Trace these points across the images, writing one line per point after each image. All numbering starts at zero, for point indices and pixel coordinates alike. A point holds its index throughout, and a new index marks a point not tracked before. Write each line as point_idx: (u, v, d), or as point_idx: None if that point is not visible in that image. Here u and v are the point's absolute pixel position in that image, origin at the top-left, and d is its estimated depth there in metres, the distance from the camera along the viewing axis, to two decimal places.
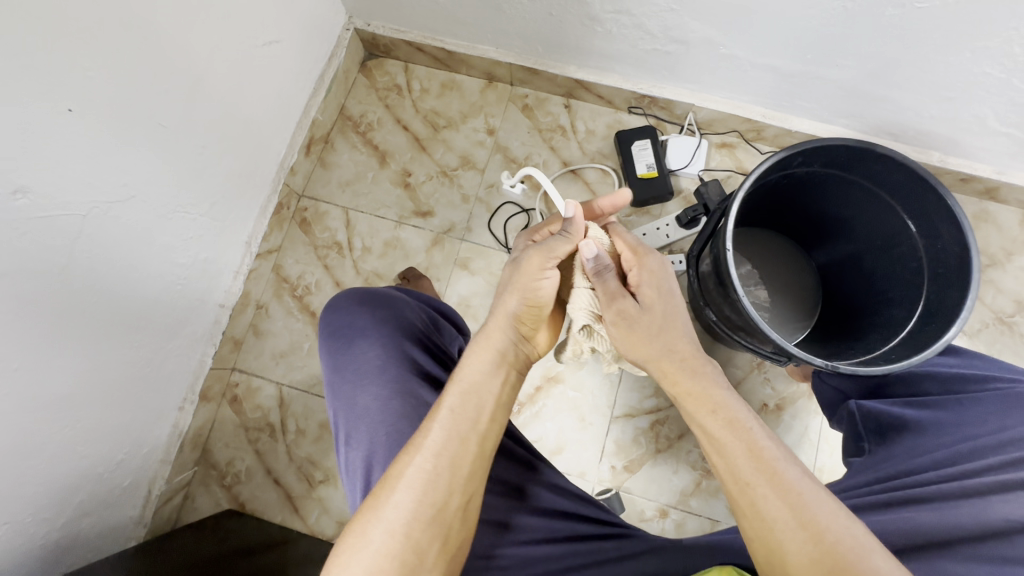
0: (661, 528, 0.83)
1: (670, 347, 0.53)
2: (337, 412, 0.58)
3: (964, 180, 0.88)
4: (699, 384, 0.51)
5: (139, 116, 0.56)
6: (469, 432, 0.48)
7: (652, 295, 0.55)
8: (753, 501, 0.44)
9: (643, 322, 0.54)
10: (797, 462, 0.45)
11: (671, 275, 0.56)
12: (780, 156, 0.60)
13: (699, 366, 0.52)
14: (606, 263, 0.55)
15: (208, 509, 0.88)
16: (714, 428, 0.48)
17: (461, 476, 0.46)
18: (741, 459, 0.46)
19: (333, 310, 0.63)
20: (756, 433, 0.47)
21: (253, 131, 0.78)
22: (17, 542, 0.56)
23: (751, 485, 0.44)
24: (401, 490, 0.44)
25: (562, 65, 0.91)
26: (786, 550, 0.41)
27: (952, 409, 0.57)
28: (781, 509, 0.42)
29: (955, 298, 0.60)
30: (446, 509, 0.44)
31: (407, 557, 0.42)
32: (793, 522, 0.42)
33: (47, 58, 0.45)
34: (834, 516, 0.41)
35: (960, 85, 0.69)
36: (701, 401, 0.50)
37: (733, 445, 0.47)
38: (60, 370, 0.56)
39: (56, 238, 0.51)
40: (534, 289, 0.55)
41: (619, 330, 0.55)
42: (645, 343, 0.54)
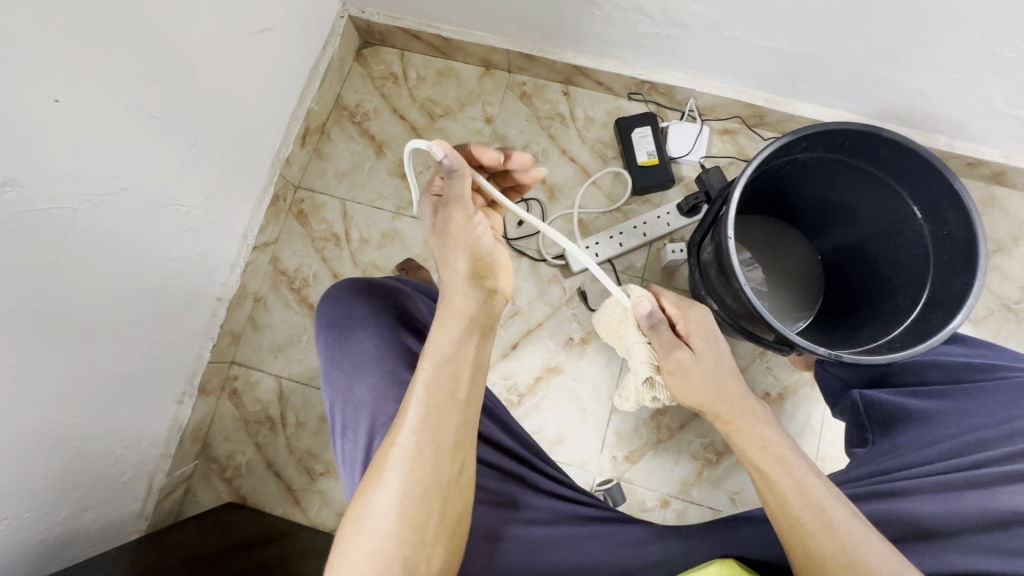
0: (663, 518, 0.82)
1: (722, 396, 0.53)
2: (333, 403, 0.57)
3: (971, 165, 0.86)
4: (748, 423, 0.52)
5: (129, 106, 0.55)
6: (450, 406, 0.46)
7: (702, 344, 0.55)
8: (802, 538, 0.45)
9: (695, 372, 0.54)
10: (846, 503, 0.46)
11: (719, 328, 0.57)
12: (783, 141, 0.59)
13: (750, 405, 0.53)
14: (659, 316, 0.55)
15: (209, 502, 0.88)
16: (759, 461, 0.50)
17: (446, 449, 0.45)
18: (790, 494, 0.47)
19: (327, 301, 0.62)
20: (805, 471, 0.48)
21: (246, 122, 0.77)
22: (17, 537, 0.56)
23: (805, 525, 0.45)
24: (389, 471, 0.43)
25: (561, 51, 0.90)
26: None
27: (958, 398, 0.57)
28: (830, 546, 0.43)
29: (962, 285, 0.59)
30: (437, 483, 0.44)
31: (409, 536, 0.42)
32: (844, 561, 0.43)
33: (33, 47, 0.44)
34: (885, 557, 0.43)
35: (969, 67, 0.67)
36: (749, 439, 0.51)
37: (782, 481, 0.48)
38: (55, 366, 0.55)
39: (47, 232, 0.50)
40: (473, 241, 0.49)
41: (674, 382, 0.55)
42: (701, 391, 0.53)
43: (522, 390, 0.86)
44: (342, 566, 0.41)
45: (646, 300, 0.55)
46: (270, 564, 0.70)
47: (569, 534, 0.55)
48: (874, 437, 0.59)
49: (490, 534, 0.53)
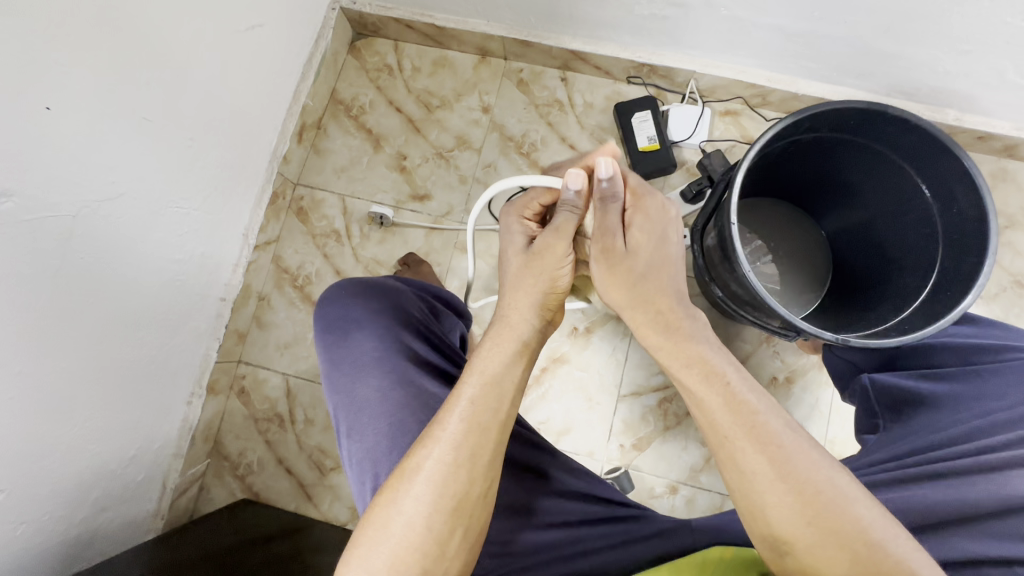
0: (672, 505, 0.83)
1: (643, 297, 0.51)
2: (337, 404, 0.57)
3: (982, 138, 0.84)
4: (672, 337, 0.49)
5: (120, 111, 0.55)
6: (490, 422, 0.46)
7: (642, 238, 0.52)
8: (731, 453, 0.43)
9: (626, 264, 0.51)
10: (780, 415, 0.44)
11: (668, 222, 0.53)
12: (786, 123, 0.57)
13: (681, 317, 0.50)
14: (616, 189, 0.50)
15: (223, 499, 0.90)
16: (687, 377, 0.47)
17: (480, 467, 0.45)
18: (720, 412, 0.44)
19: (326, 303, 0.63)
20: (735, 383, 0.46)
21: (242, 120, 0.76)
22: (35, 541, 0.57)
23: (731, 439, 0.43)
24: (419, 484, 0.44)
25: (557, 35, 0.88)
26: (765, 499, 0.42)
27: (970, 381, 0.56)
28: (758, 459, 0.42)
29: (972, 264, 0.58)
30: (465, 498, 0.44)
31: (429, 549, 0.42)
32: (774, 474, 0.41)
33: (21, 55, 0.43)
34: (816, 467, 0.41)
35: (977, 38, 0.65)
36: (676, 353, 0.48)
37: (711, 399, 0.45)
38: (63, 372, 0.56)
39: (47, 241, 0.50)
40: (557, 272, 0.53)
41: (600, 268, 0.53)
42: (623, 286, 0.52)
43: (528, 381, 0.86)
44: (356, 566, 0.42)
45: (609, 162, 0.50)
46: (285, 559, 0.71)
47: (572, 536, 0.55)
48: (884, 423, 0.59)
49: (503, 541, 0.53)
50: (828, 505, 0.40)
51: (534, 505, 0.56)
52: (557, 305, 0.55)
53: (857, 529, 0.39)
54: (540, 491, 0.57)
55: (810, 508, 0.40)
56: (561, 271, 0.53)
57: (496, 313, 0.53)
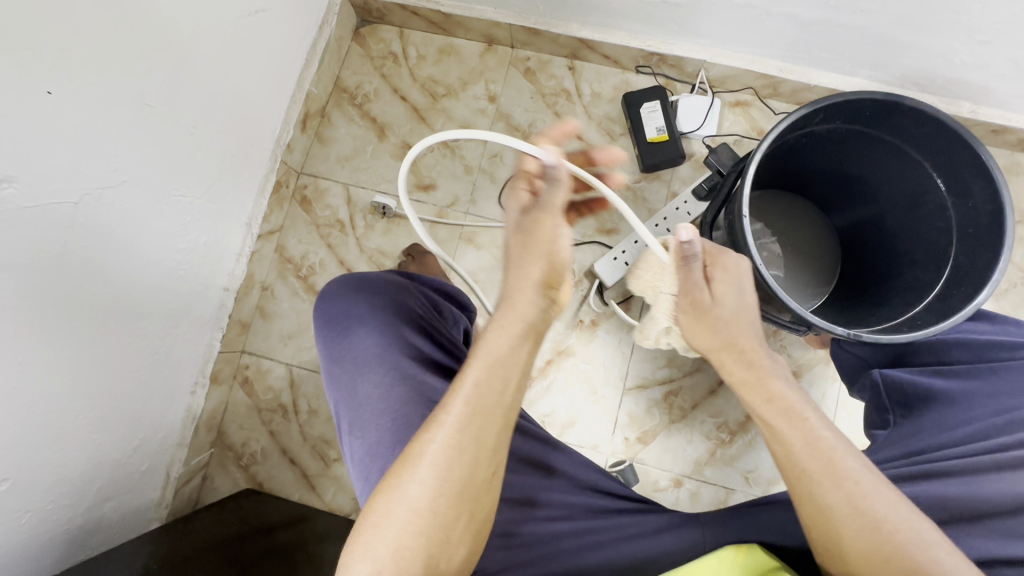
0: (676, 498, 0.83)
1: (730, 341, 0.49)
2: (338, 402, 0.57)
3: (996, 131, 0.83)
4: (755, 373, 0.48)
5: (121, 96, 0.54)
6: (496, 408, 0.44)
7: (724, 290, 0.50)
8: (809, 490, 0.43)
9: (712, 314, 0.49)
10: (857, 453, 0.44)
11: (749, 272, 0.50)
12: (800, 113, 0.56)
13: (758, 355, 0.49)
14: (698, 249, 0.49)
15: (227, 489, 0.90)
16: (766, 414, 0.47)
17: (485, 452, 0.43)
18: (799, 448, 0.44)
19: (326, 300, 0.62)
20: (815, 423, 0.45)
21: (245, 107, 0.75)
22: (39, 530, 0.57)
23: (811, 478, 0.43)
24: (422, 468, 0.42)
25: (565, 23, 0.86)
26: (844, 535, 0.42)
27: (984, 378, 0.55)
28: (837, 497, 0.42)
29: (987, 259, 0.57)
30: (471, 484, 0.43)
31: (433, 533, 0.41)
32: (850, 510, 0.42)
33: (21, 37, 0.42)
34: (894, 504, 0.42)
35: (996, 28, 0.64)
36: (756, 390, 0.48)
37: (791, 435, 0.45)
38: (66, 361, 0.55)
39: (49, 228, 0.49)
40: (556, 250, 0.46)
41: (687, 319, 0.51)
42: (709, 334, 0.50)
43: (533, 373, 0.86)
44: (360, 552, 0.41)
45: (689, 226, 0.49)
46: (288, 549, 0.71)
47: (578, 527, 0.55)
48: (894, 418, 0.58)
49: (506, 531, 0.53)
50: (906, 543, 0.40)
51: (539, 497, 0.56)
52: (563, 283, 0.47)
53: (935, 570, 0.39)
54: (541, 480, 0.57)
55: (885, 547, 0.40)
56: (559, 249, 0.46)
57: (502, 297, 0.47)
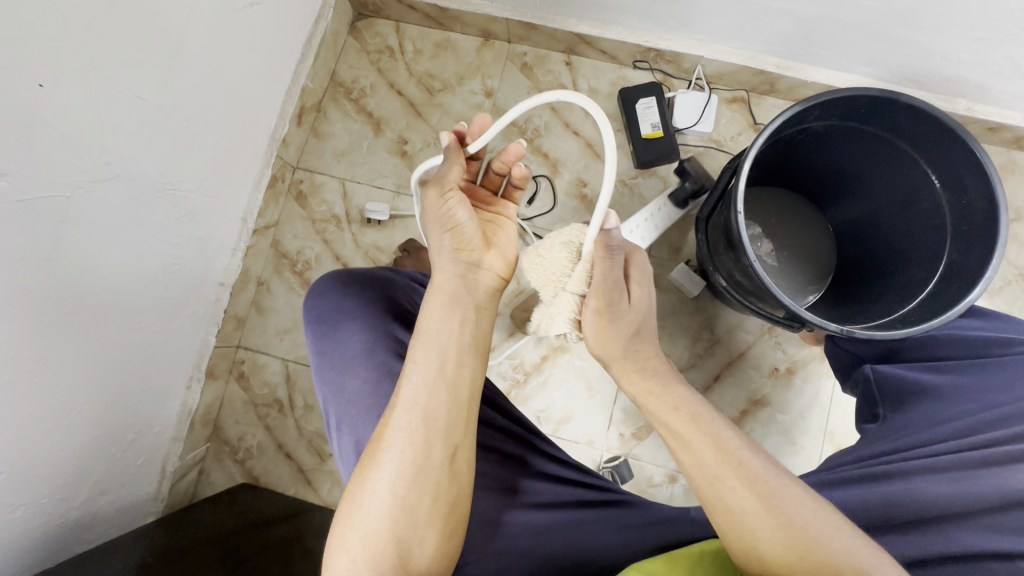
0: (670, 494, 0.83)
1: (637, 347, 0.52)
2: (327, 398, 0.57)
3: (992, 129, 0.83)
4: (660, 380, 0.52)
5: (114, 90, 0.53)
6: (439, 385, 0.46)
7: (637, 291, 0.52)
8: (721, 492, 0.46)
9: (624, 319, 0.51)
10: (760, 453, 0.48)
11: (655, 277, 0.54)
12: (795, 110, 0.56)
13: (661, 362, 0.53)
14: (619, 242, 0.49)
15: (223, 483, 0.90)
16: (677, 421, 0.50)
17: (437, 428, 0.45)
18: (707, 453, 0.47)
19: (315, 296, 0.62)
20: (717, 426, 0.49)
21: (240, 101, 0.75)
22: (34, 524, 0.57)
23: (725, 483, 0.46)
24: (385, 453, 0.44)
25: (562, 18, 0.86)
26: (758, 542, 0.43)
27: (976, 373, 0.56)
28: (748, 500, 0.45)
29: (980, 257, 0.57)
30: (430, 464, 0.44)
31: (400, 516, 0.43)
32: (762, 511, 0.44)
33: (12, 29, 0.42)
34: (803, 504, 0.44)
35: (993, 25, 0.64)
36: (665, 397, 0.51)
37: (700, 442, 0.48)
38: (60, 356, 0.55)
39: (42, 223, 0.49)
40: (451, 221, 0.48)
41: (601, 319, 0.51)
42: (614, 338, 0.51)
43: (529, 369, 0.86)
44: (338, 544, 0.43)
45: (615, 216, 0.49)
46: (283, 544, 0.71)
47: (565, 517, 0.54)
48: (885, 413, 0.58)
49: (491, 520, 0.53)
50: (815, 541, 0.42)
51: (519, 485, 0.56)
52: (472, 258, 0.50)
53: (846, 560, 0.41)
54: (520, 472, 0.58)
55: (799, 542, 0.43)
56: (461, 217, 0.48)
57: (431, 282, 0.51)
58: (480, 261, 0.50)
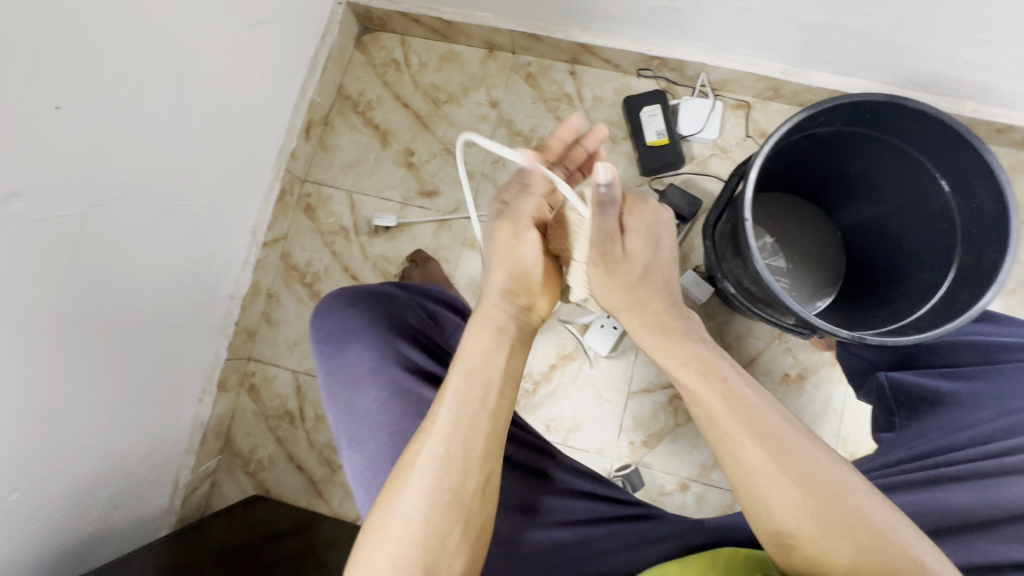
0: (682, 502, 0.82)
1: (642, 300, 0.50)
2: (337, 416, 0.57)
3: (1000, 130, 0.83)
4: (668, 337, 0.49)
5: (127, 110, 0.54)
6: (481, 413, 0.46)
7: (639, 244, 0.50)
8: (732, 449, 0.43)
9: (625, 266, 0.50)
10: (778, 409, 0.44)
11: (665, 224, 0.52)
12: (801, 117, 0.56)
13: (672, 319, 0.50)
14: (615, 194, 0.47)
15: (235, 495, 0.90)
16: (683, 375, 0.47)
17: (475, 459, 0.44)
18: (717, 408, 0.44)
19: (321, 314, 0.62)
20: (729, 376, 0.45)
21: (250, 117, 0.76)
22: (50, 539, 0.58)
23: (733, 437, 0.42)
24: (413, 479, 0.43)
25: (565, 28, 0.87)
26: (774, 512, 0.41)
27: (991, 380, 0.55)
28: (761, 458, 0.41)
29: (992, 260, 0.56)
30: (463, 491, 0.43)
31: (428, 543, 0.41)
32: (774, 469, 0.41)
33: (29, 57, 0.43)
34: (820, 467, 0.41)
35: (998, 28, 0.64)
36: (671, 351, 0.48)
37: (708, 396, 0.45)
38: (75, 372, 0.56)
39: (58, 241, 0.50)
40: (519, 263, 0.53)
41: (598, 273, 0.50)
42: (618, 290, 0.50)
43: (538, 378, 0.86)
44: (360, 566, 0.41)
45: (609, 168, 0.45)
46: (296, 556, 0.71)
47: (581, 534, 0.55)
48: (901, 420, 0.58)
49: (509, 538, 0.53)
50: (835, 507, 0.39)
51: (538, 503, 0.56)
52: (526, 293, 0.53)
53: (858, 519, 0.39)
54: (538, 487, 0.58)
55: (819, 513, 0.39)
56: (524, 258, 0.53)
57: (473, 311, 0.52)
58: (531, 305, 0.54)
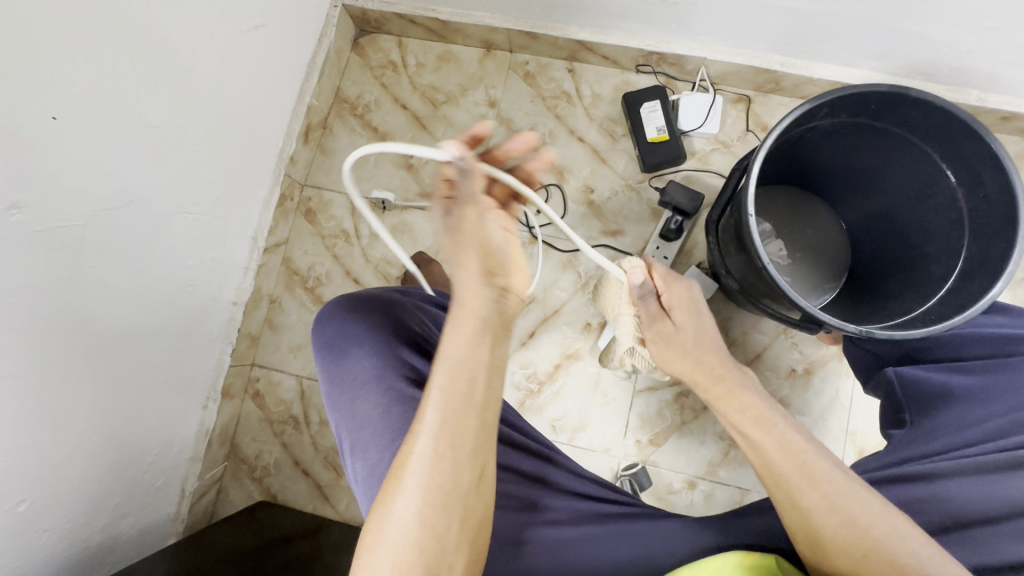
0: (690, 500, 0.82)
1: (700, 360, 0.55)
2: (339, 423, 0.57)
3: (1006, 118, 0.82)
4: (728, 388, 0.53)
5: (125, 119, 0.54)
6: (468, 411, 0.43)
7: (684, 316, 0.56)
8: (790, 494, 0.46)
9: (679, 339, 0.56)
10: (828, 454, 0.48)
11: (704, 301, 0.57)
12: (803, 109, 0.56)
13: (728, 372, 0.54)
14: (649, 288, 0.56)
15: (242, 501, 0.90)
16: (743, 425, 0.51)
17: (466, 454, 0.43)
18: (775, 457, 0.48)
19: (322, 321, 0.62)
20: (784, 427, 0.49)
21: (248, 123, 0.76)
22: (59, 549, 0.58)
23: (788, 482, 0.46)
24: (409, 480, 0.42)
25: (563, 26, 0.86)
26: (829, 545, 0.44)
27: (999, 373, 0.55)
28: (817, 501, 0.45)
29: (1000, 251, 0.56)
30: (457, 490, 0.42)
31: (428, 546, 0.41)
32: (828, 509, 0.44)
33: (26, 67, 0.43)
34: (867, 503, 0.44)
35: (1002, 14, 0.63)
36: (732, 403, 0.52)
37: (767, 444, 0.49)
38: (80, 382, 0.56)
39: (59, 252, 0.50)
40: (484, 238, 0.45)
41: (658, 348, 0.57)
42: (682, 358, 0.55)
43: (542, 378, 0.86)
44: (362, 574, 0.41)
45: (638, 271, 0.55)
46: (304, 561, 0.71)
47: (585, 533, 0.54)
48: (911, 418, 0.56)
49: (515, 540, 0.53)
50: (882, 541, 0.42)
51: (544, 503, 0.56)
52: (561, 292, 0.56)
53: (906, 558, 0.42)
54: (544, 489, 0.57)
55: (864, 540, 0.43)
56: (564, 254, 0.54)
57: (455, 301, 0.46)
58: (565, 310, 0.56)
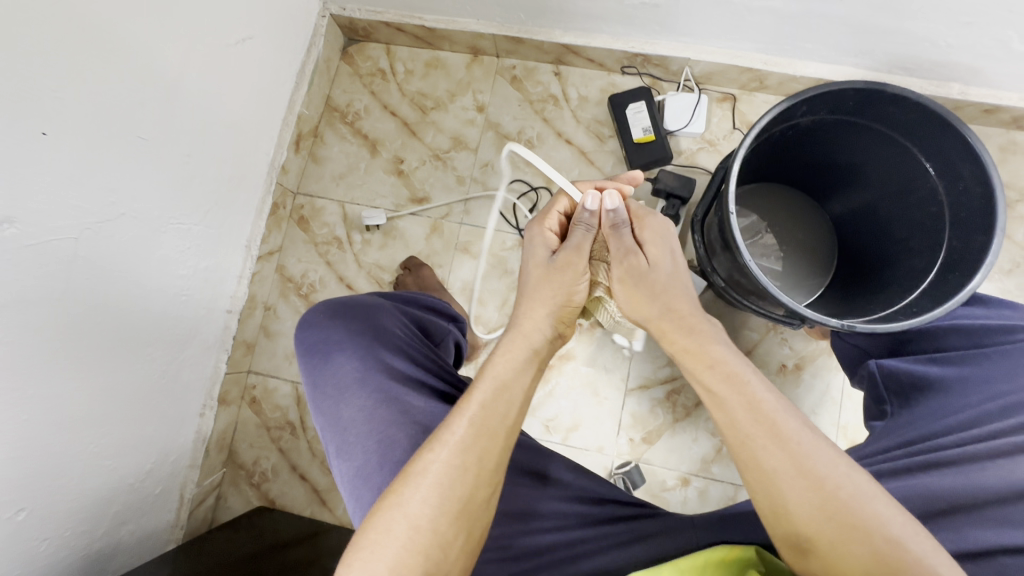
0: (684, 498, 0.82)
1: (669, 307, 0.52)
2: (324, 426, 0.57)
3: (989, 111, 0.82)
4: (697, 340, 0.51)
5: (115, 132, 0.55)
6: (498, 429, 0.47)
7: (657, 253, 0.54)
8: (754, 453, 0.45)
9: (649, 279, 0.53)
10: (795, 414, 0.46)
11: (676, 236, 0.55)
12: (781, 107, 0.56)
13: (697, 322, 0.52)
14: (622, 217, 0.53)
15: (240, 507, 0.91)
16: (710, 380, 0.49)
17: (486, 470, 0.45)
18: (741, 412, 0.46)
19: (305, 327, 0.63)
20: (755, 386, 0.47)
21: (238, 134, 0.77)
22: (59, 557, 0.59)
23: (754, 442, 0.45)
24: (423, 484, 0.44)
25: (547, 30, 0.87)
26: (790, 505, 0.43)
27: (979, 364, 0.55)
28: (781, 461, 0.43)
29: (979, 243, 0.56)
30: (472, 500, 0.44)
31: (432, 551, 0.42)
32: (794, 471, 0.43)
33: (16, 85, 0.44)
34: (833, 465, 0.43)
35: (978, 9, 0.63)
36: (699, 355, 0.50)
37: (733, 399, 0.47)
38: (76, 393, 0.57)
39: (52, 265, 0.51)
40: (573, 288, 0.56)
41: (625, 288, 0.55)
42: (646, 302, 0.54)
43: (535, 379, 0.86)
44: (355, 566, 0.41)
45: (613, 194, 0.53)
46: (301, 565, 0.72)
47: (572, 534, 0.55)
48: (893, 408, 0.58)
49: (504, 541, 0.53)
50: (847, 505, 0.41)
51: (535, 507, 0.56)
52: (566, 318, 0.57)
53: (875, 525, 0.41)
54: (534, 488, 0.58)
55: (827, 507, 0.42)
56: (578, 285, 0.56)
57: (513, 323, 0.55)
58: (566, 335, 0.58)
